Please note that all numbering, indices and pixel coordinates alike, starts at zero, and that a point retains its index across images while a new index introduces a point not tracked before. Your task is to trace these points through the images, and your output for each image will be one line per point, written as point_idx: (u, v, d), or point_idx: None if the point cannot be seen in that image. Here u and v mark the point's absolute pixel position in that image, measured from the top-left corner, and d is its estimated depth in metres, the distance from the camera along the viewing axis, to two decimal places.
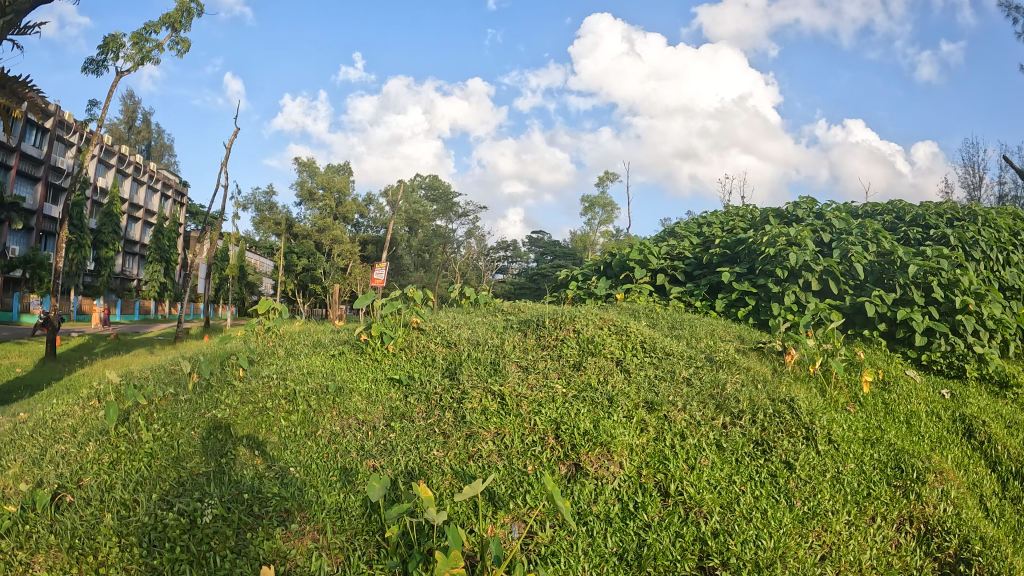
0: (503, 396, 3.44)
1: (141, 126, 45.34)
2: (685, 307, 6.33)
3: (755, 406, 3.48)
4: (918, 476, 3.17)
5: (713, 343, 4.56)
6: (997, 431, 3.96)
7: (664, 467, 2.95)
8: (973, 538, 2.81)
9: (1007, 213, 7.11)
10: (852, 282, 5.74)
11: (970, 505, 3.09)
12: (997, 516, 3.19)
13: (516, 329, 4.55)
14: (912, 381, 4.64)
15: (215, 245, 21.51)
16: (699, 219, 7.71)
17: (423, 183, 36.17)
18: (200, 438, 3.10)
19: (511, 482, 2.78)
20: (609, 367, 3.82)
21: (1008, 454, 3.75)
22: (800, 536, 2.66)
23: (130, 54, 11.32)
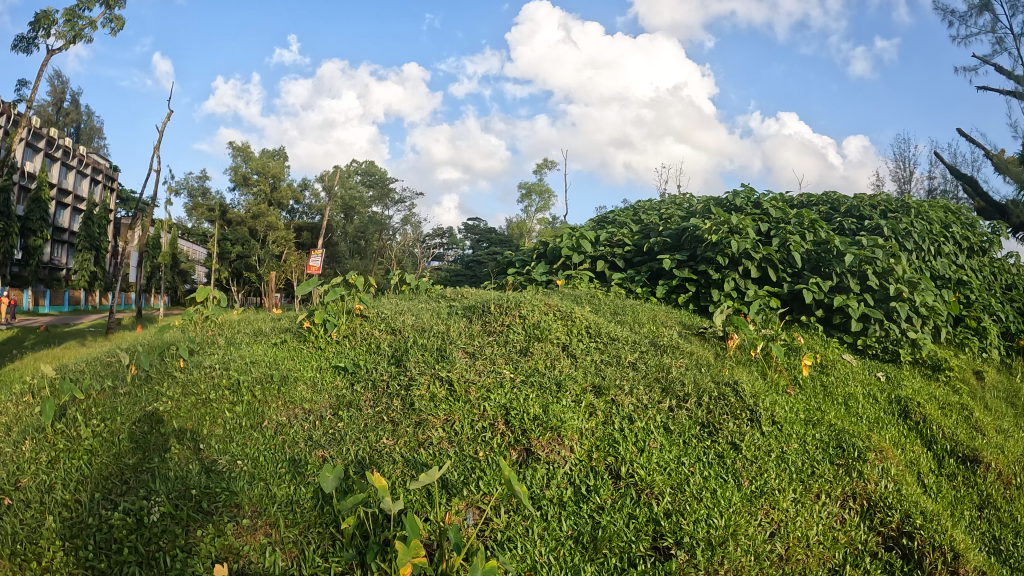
0: (451, 381, 3.44)
1: (68, 107, 43.20)
2: (626, 293, 6.42)
3: (700, 389, 3.58)
4: (860, 454, 3.32)
5: (656, 328, 4.66)
6: (931, 412, 4.19)
7: (614, 450, 3.00)
8: (915, 512, 2.97)
9: (937, 206, 7.49)
10: (790, 270, 5.93)
11: (908, 481, 3.26)
12: (935, 492, 3.39)
13: (461, 315, 4.55)
14: (849, 365, 4.84)
15: (147, 234, 20.54)
16: (639, 206, 7.85)
17: (359, 169, 35.44)
18: (142, 433, 3.00)
19: (463, 469, 2.78)
20: (556, 352, 3.86)
21: (942, 432, 3.99)
22: (749, 513, 2.76)
23: (62, 32, 10.74)
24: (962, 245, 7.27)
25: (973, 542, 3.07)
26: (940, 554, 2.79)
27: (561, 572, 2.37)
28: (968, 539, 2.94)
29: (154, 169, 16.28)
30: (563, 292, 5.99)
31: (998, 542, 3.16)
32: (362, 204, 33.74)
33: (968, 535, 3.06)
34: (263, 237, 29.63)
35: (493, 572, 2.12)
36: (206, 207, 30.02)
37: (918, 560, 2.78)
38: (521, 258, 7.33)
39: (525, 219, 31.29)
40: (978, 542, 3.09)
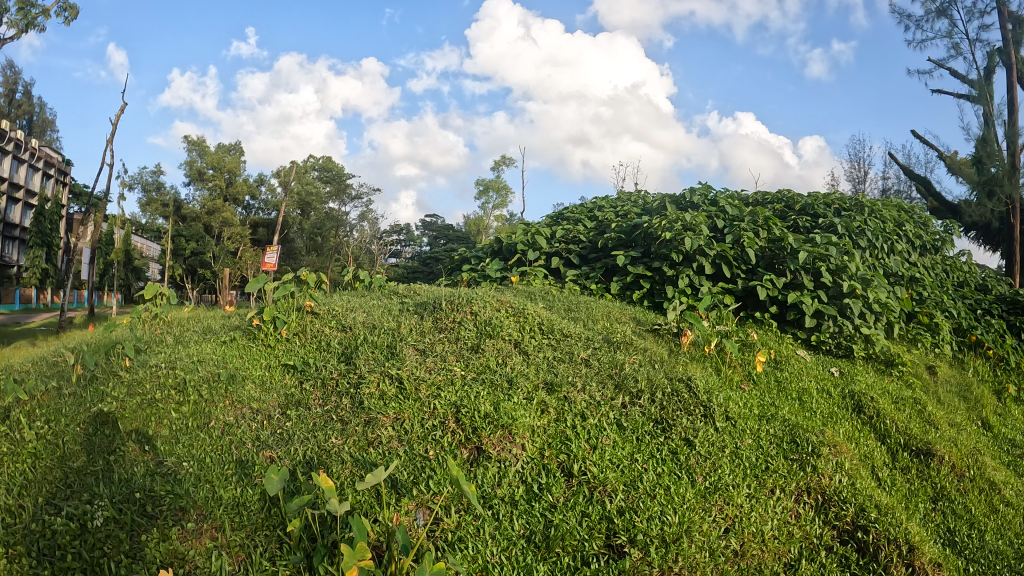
0: (401, 379, 3.41)
1: (21, 99, 41.93)
2: (581, 289, 6.43)
3: (653, 385, 3.61)
4: (814, 449, 3.38)
5: (610, 325, 4.66)
6: (883, 406, 4.28)
7: (566, 448, 3.01)
8: (868, 506, 3.03)
9: (891, 205, 7.67)
10: (744, 266, 6.02)
11: (862, 475, 3.33)
12: (888, 485, 3.47)
13: (412, 310, 4.50)
14: (802, 361, 4.92)
15: (98, 231, 20.01)
16: (594, 203, 7.91)
17: (317, 165, 34.84)
18: (87, 435, 2.93)
19: (412, 468, 2.74)
20: (507, 350, 3.85)
21: (895, 427, 4.08)
22: (704, 510, 2.78)
23: (13, 21, 10.41)
24: (915, 244, 7.47)
25: (928, 534, 3.15)
26: (895, 547, 2.85)
27: (513, 572, 2.37)
28: (922, 531, 3.00)
29: (107, 163, 15.90)
30: (517, 288, 5.97)
31: (952, 534, 3.24)
32: (318, 199, 33.06)
33: (921, 526, 3.15)
34: (218, 232, 29.20)
35: (442, 573, 2.10)
36: (160, 203, 29.59)
37: (873, 553, 2.84)
38: (477, 254, 7.29)
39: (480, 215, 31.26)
40: (933, 534, 3.17)
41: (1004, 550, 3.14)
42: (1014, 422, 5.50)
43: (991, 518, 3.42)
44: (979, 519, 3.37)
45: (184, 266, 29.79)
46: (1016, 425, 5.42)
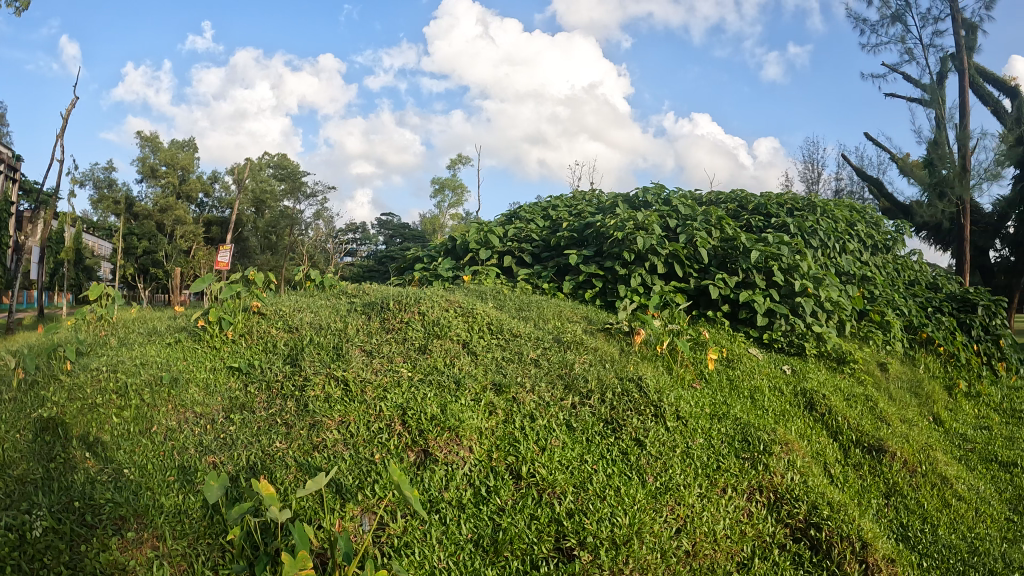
0: (346, 381, 3.37)
1: None
2: (533, 288, 6.41)
3: (603, 385, 3.62)
4: (765, 448, 3.42)
5: (561, 324, 4.63)
6: (834, 403, 4.37)
7: (514, 449, 3.00)
8: (820, 504, 3.08)
9: (843, 205, 7.88)
10: (696, 266, 6.07)
11: (813, 473, 3.39)
12: (841, 481, 3.55)
13: (360, 311, 4.40)
14: (755, 359, 4.98)
15: (44, 228, 19.52)
16: (547, 202, 7.96)
17: (272, 162, 34.08)
18: (26, 442, 2.88)
19: (357, 473, 2.71)
20: (455, 350, 3.83)
21: (846, 424, 4.17)
22: (655, 511, 2.80)
23: None
24: (866, 244, 7.67)
25: (881, 530, 3.22)
26: (848, 544, 2.90)
27: None
28: (873, 528, 3.07)
29: (54, 158, 15.39)
30: (467, 288, 5.92)
31: (905, 529, 3.33)
32: (272, 197, 32.49)
33: (875, 522, 3.25)
34: (170, 230, 28.57)
35: None
36: (110, 200, 28.93)
37: (827, 551, 2.89)
38: (429, 253, 7.26)
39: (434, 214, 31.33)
40: (887, 530, 3.24)
41: (956, 543, 3.23)
42: (961, 416, 5.74)
43: (944, 512, 3.52)
44: (931, 514, 3.47)
45: (136, 265, 29.13)
46: (966, 419, 5.68)
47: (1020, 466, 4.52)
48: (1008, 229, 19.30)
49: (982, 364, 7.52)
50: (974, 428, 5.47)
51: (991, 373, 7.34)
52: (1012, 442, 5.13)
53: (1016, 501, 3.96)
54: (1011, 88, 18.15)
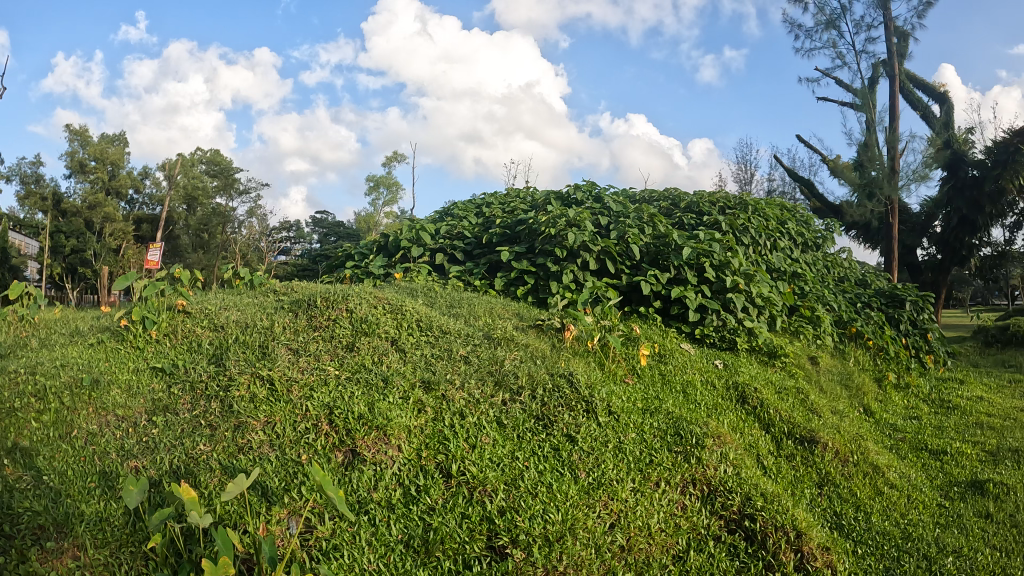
0: (272, 381, 3.27)
1: None
2: (465, 285, 6.40)
3: (534, 380, 3.63)
4: (697, 441, 3.49)
5: (492, 321, 4.60)
6: (765, 396, 4.50)
7: (444, 447, 2.98)
8: (753, 495, 3.17)
9: (774, 204, 8.18)
10: (629, 262, 6.18)
11: (746, 464, 3.48)
12: (774, 472, 3.65)
13: (286, 308, 4.22)
14: (686, 354, 5.06)
15: None
16: (480, 199, 8.03)
17: (203, 158, 32.98)
18: None
19: (283, 475, 2.65)
20: (383, 347, 3.73)
21: (778, 416, 4.29)
22: (588, 507, 2.83)
23: None
24: (797, 241, 7.94)
25: (815, 518, 3.32)
26: (782, 534, 2.98)
27: None
28: (807, 517, 3.17)
29: None
30: (398, 287, 5.71)
31: (839, 517, 3.44)
32: (205, 194, 31.86)
33: (808, 512, 3.36)
34: (97, 228, 27.69)
35: None
36: (38, 197, 27.98)
37: (761, 541, 2.96)
38: (361, 250, 7.21)
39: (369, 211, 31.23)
40: (821, 519, 3.35)
41: (889, 529, 3.36)
42: (891, 407, 5.98)
43: (876, 500, 3.66)
44: (864, 502, 3.60)
45: (64, 264, 28.06)
46: (896, 410, 5.94)
47: (947, 453, 4.74)
48: (935, 228, 20.21)
49: (910, 356, 7.84)
50: (903, 418, 5.74)
51: (919, 365, 7.68)
52: (938, 430, 5.40)
53: (944, 486, 4.14)
54: (941, 95, 18.99)
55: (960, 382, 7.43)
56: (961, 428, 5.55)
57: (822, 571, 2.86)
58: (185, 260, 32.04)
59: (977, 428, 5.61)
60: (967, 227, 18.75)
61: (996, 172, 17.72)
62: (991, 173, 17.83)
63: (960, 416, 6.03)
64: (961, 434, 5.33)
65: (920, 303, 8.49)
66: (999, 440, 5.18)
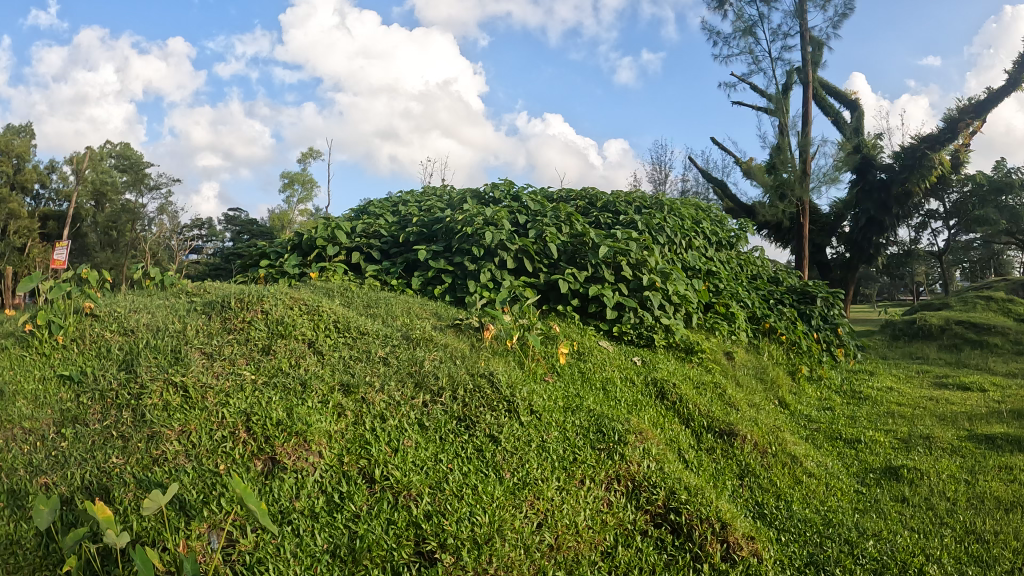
0: (186, 388, 3.11)
1: None
2: (381, 285, 6.33)
3: (455, 381, 3.62)
4: (620, 438, 3.56)
5: (409, 321, 4.56)
6: (683, 391, 4.64)
7: (366, 452, 2.94)
8: (677, 488, 3.25)
9: (689, 205, 8.49)
10: (546, 261, 6.23)
11: (667, 459, 3.57)
12: (695, 465, 3.77)
13: (199, 311, 4.04)
14: (605, 351, 5.15)
15: None
16: (396, 198, 8.00)
17: (116, 151, 31.64)
18: None
19: (200, 487, 2.55)
20: (301, 350, 3.64)
21: (698, 410, 4.43)
22: (515, 507, 2.84)
23: None
24: (711, 240, 8.23)
25: (739, 509, 3.44)
26: (707, 525, 3.07)
27: None
28: (731, 509, 3.28)
29: None
30: (313, 286, 5.66)
31: (761, 506, 3.58)
32: (114, 188, 30.96)
33: (732, 503, 3.49)
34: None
35: None
36: None
37: (687, 534, 3.04)
38: (276, 249, 7.02)
39: (288, 207, 30.43)
40: (745, 510, 3.47)
41: (810, 517, 3.51)
42: (804, 399, 6.27)
43: (795, 489, 3.83)
44: (784, 492, 3.76)
45: None
46: (809, 401, 6.23)
47: (861, 441, 4.99)
48: (844, 228, 21.20)
49: (822, 350, 8.23)
50: (816, 409, 6.02)
51: (831, 359, 8.08)
52: (850, 420, 5.70)
53: (861, 473, 4.36)
54: (851, 102, 19.92)
55: (869, 373, 7.89)
56: (872, 418, 5.86)
57: (747, 560, 2.96)
58: (94, 259, 30.43)
59: (887, 417, 5.94)
60: (875, 226, 19.85)
61: (904, 175, 18.80)
62: (898, 176, 18.98)
63: (871, 406, 6.37)
64: (872, 423, 5.64)
65: (830, 299, 8.93)
66: (909, 427, 5.50)
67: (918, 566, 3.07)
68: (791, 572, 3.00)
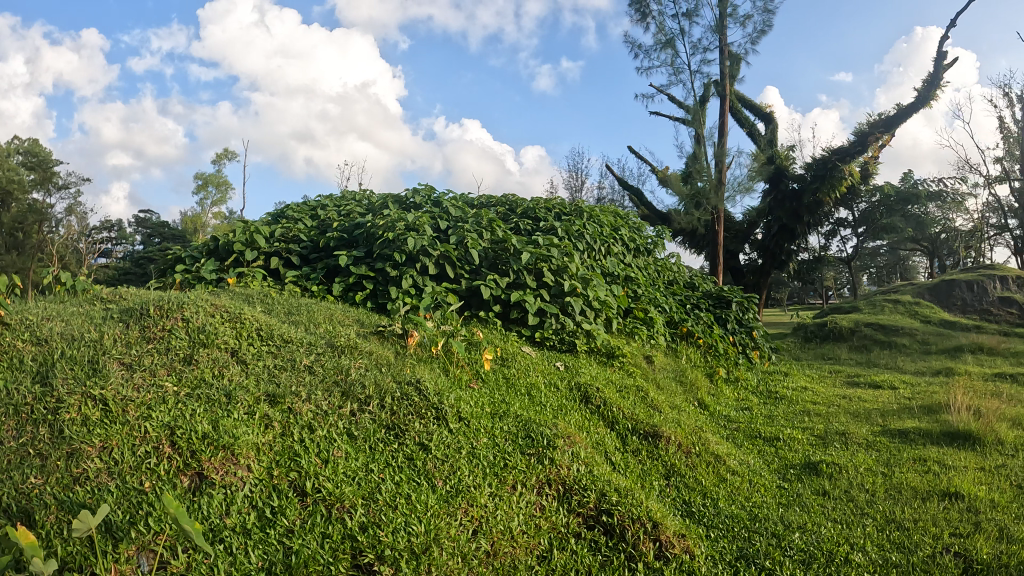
0: (105, 401, 2.90)
1: None
2: (302, 291, 6.15)
3: (382, 390, 3.55)
4: (549, 442, 3.59)
5: (332, 328, 4.46)
6: (607, 395, 4.72)
7: (296, 464, 2.85)
8: (607, 490, 3.30)
9: (608, 213, 8.69)
10: (467, 267, 6.23)
11: (594, 461, 3.62)
12: (622, 467, 3.84)
13: (115, 318, 3.75)
14: (528, 357, 5.19)
15: None
16: (314, 203, 7.81)
17: (23, 148, 29.50)
18: None
19: (126, 507, 2.40)
20: (224, 359, 3.48)
21: (622, 413, 4.53)
22: (449, 515, 2.81)
23: None
24: (629, 246, 8.44)
25: (669, 509, 3.53)
26: (640, 525, 3.13)
27: None
28: (660, 508, 3.35)
29: None
30: (232, 292, 5.45)
31: (689, 505, 3.68)
32: (19, 188, 29.00)
33: (659, 503, 3.57)
34: None
35: None
36: None
37: (620, 534, 3.10)
38: (191, 254, 6.71)
39: (199, 211, 29.13)
40: (675, 509, 3.56)
41: (737, 513, 3.64)
42: (723, 400, 6.50)
43: (721, 487, 3.96)
44: (710, 490, 3.88)
45: None
46: (727, 402, 6.48)
47: (779, 439, 5.23)
48: (755, 235, 22.17)
49: (739, 353, 8.56)
50: (734, 409, 6.26)
51: (747, 361, 8.43)
52: (767, 419, 5.95)
53: (782, 469, 4.56)
54: (766, 114, 20.84)
55: (783, 374, 8.28)
56: (789, 416, 6.14)
57: (680, 557, 3.03)
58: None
59: (803, 415, 6.23)
60: (787, 233, 20.94)
61: (816, 185, 19.67)
62: (810, 185, 19.83)
63: (787, 405, 6.67)
64: (787, 421, 5.92)
65: (744, 303, 9.33)
66: (824, 424, 5.80)
67: (843, 555, 3.24)
68: (722, 566, 3.10)
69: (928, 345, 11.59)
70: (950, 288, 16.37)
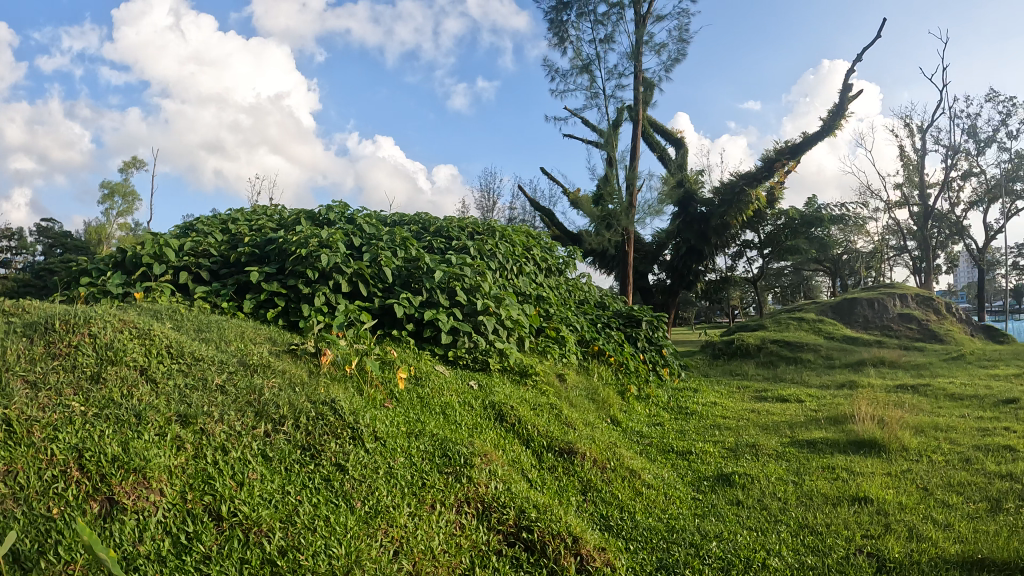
0: (6, 421, 2.66)
1: None
2: (211, 307, 5.88)
3: (296, 409, 3.43)
4: (466, 460, 3.57)
5: (244, 346, 4.28)
6: (521, 413, 4.74)
7: (210, 487, 2.70)
8: (526, 507, 3.31)
9: (521, 233, 8.79)
10: (381, 285, 6.13)
11: (510, 479, 3.62)
12: (538, 484, 3.86)
13: (15, 332, 3.45)
14: (441, 376, 5.14)
15: None
16: (223, 216, 7.52)
17: None
18: None
19: (33, 535, 2.21)
20: (133, 377, 3.27)
21: (536, 431, 4.56)
22: (369, 536, 2.74)
23: None
24: (541, 266, 8.58)
25: (588, 523, 3.57)
26: (561, 540, 3.15)
27: None
28: (579, 523, 3.38)
29: None
30: (138, 307, 5.16)
31: (606, 518, 3.74)
32: None
33: (577, 518, 3.61)
34: None
35: None
36: None
37: (541, 550, 3.10)
38: (96, 266, 6.27)
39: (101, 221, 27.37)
40: (594, 524, 3.61)
41: (654, 525, 3.73)
42: (635, 416, 6.66)
43: (636, 500, 4.05)
44: (626, 503, 3.95)
45: None
46: (639, 418, 6.64)
47: (691, 453, 5.40)
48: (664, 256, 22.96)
49: (650, 370, 8.79)
50: (646, 425, 6.44)
51: (658, 378, 8.68)
52: (678, 434, 6.14)
53: (695, 481, 4.70)
54: (677, 139, 21.70)
55: (693, 390, 8.56)
56: (700, 431, 6.35)
57: (601, 569, 3.08)
58: None
59: (713, 429, 6.46)
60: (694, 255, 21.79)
61: (723, 209, 20.58)
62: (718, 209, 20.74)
63: (698, 420, 6.90)
64: (698, 435, 6.12)
65: (654, 322, 9.63)
66: (734, 437, 6.05)
67: (760, 561, 3.36)
68: None
69: (831, 359, 12.30)
70: (853, 306, 17.48)
